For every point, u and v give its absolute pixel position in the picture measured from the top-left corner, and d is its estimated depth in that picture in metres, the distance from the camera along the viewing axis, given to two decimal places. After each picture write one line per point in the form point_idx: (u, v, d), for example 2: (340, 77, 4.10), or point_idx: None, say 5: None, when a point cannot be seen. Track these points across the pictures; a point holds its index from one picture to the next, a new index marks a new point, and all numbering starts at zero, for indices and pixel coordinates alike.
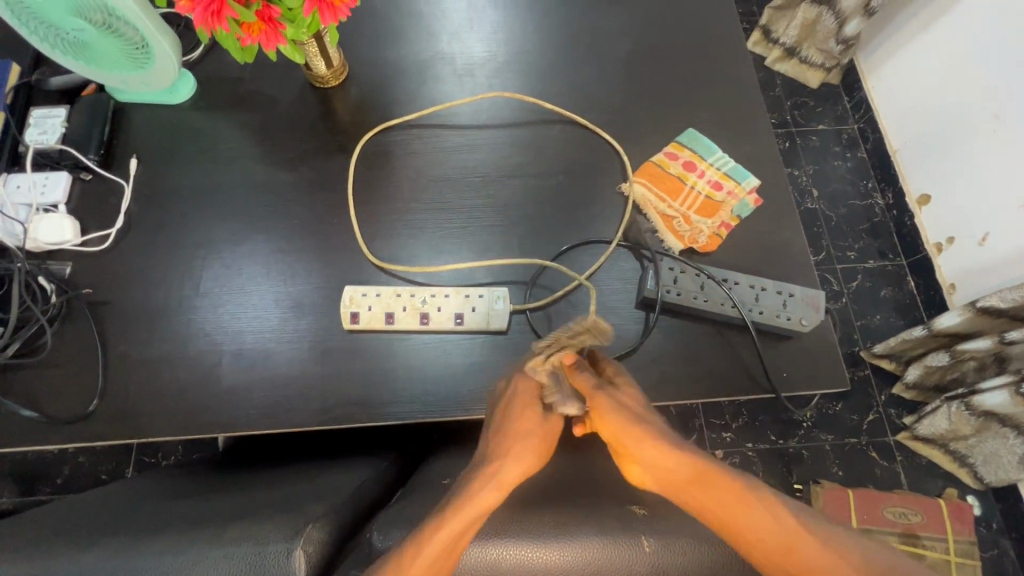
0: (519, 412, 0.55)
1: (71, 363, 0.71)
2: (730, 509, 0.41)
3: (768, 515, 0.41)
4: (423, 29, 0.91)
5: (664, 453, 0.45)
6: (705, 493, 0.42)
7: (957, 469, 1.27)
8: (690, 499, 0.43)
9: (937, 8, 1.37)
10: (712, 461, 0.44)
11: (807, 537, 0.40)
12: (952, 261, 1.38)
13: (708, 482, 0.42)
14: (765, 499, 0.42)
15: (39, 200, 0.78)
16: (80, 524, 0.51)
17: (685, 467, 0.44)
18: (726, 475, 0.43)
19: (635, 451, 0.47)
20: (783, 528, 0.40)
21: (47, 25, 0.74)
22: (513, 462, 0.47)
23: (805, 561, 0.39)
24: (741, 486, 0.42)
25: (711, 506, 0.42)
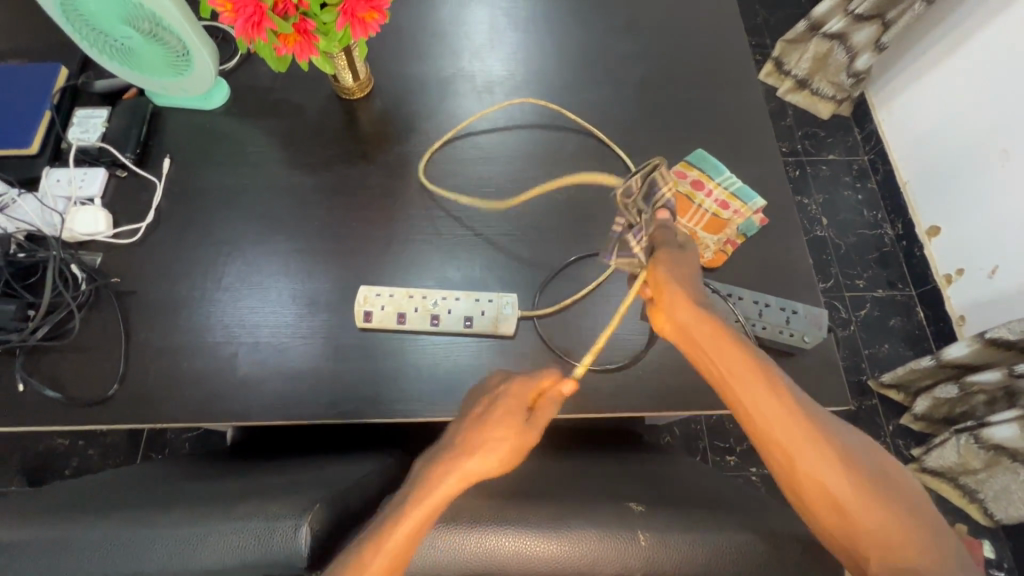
0: (498, 421, 0.49)
1: (95, 349, 0.74)
2: (732, 371, 0.50)
3: (759, 385, 0.49)
4: (446, 48, 0.95)
5: (694, 314, 0.55)
6: (716, 352, 0.52)
7: (967, 504, 1.25)
8: (701, 357, 0.53)
9: (947, 44, 1.40)
10: (731, 329, 0.53)
11: (787, 412, 0.48)
12: (962, 292, 1.38)
13: (721, 345, 0.52)
14: (763, 370, 0.50)
15: (77, 193, 0.82)
16: (96, 499, 0.53)
17: (707, 329, 0.53)
18: (737, 347, 0.51)
19: (669, 306, 0.57)
20: (769, 403, 0.48)
21: (97, 32, 0.79)
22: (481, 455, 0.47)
23: (777, 425, 0.48)
24: (747, 356, 0.51)
25: (716, 364, 0.52)
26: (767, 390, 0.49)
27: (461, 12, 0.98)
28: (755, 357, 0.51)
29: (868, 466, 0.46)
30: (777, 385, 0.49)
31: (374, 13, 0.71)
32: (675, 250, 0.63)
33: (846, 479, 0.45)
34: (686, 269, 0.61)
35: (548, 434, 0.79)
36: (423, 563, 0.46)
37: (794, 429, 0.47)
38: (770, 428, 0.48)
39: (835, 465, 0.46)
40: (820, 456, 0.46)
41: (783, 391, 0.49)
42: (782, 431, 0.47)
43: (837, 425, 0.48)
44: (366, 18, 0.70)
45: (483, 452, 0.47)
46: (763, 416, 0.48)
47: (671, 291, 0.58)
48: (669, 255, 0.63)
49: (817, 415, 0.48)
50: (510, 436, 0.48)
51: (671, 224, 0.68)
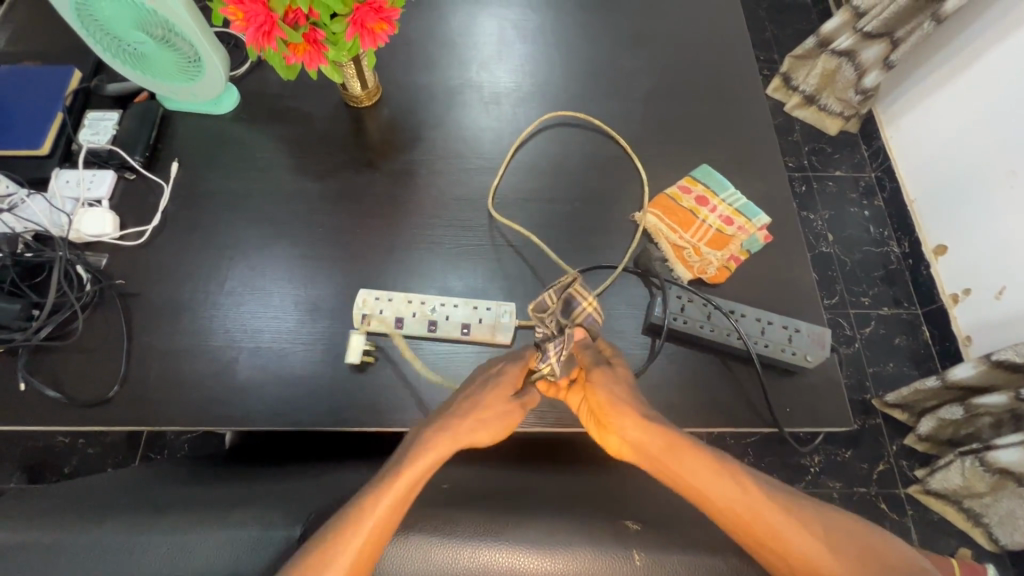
0: (505, 387, 0.59)
1: (97, 349, 0.75)
2: (697, 477, 0.47)
3: (730, 486, 0.46)
4: (454, 58, 0.96)
5: (642, 428, 0.52)
6: (679, 462, 0.48)
7: (971, 529, 1.22)
8: (663, 469, 0.49)
9: (957, 64, 1.40)
10: (681, 434, 0.50)
11: (762, 507, 0.45)
12: (968, 312, 1.37)
13: (679, 453, 0.49)
14: (728, 473, 0.47)
15: (85, 195, 0.83)
16: (90, 502, 0.53)
17: (660, 442, 0.50)
18: (694, 447, 0.49)
19: (618, 424, 0.54)
20: (743, 500, 0.46)
21: (112, 37, 0.80)
22: (499, 416, 0.56)
23: (760, 523, 0.45)
24: (706, 458, 0.48)
25: (679, 475, 0.48)
26: (735, 495, 0.46)
27: (469, 23, 0.99)
28: (714, 458, 0.48)
29: (846, 536, 0.45)
30: (748, 482, 0.47)
31: (383, 24, 0.71)
32: (606, 369, 0.62)
33: (835, 560, 0.44)
34: (620, 379, 0.60)
35: (547, 448, 0.78)
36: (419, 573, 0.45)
37: (775, 522, 0.45)
38: (752, 529, 0.45)
39: (822, 550, 0.44)
40: (807, 543, 0.44)
41: (754, 487, 0.46)
42: (765, 529, 0.44)
43: (805, 500, 0.47)
44: (375, 28, 0.71)
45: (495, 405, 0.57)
46: (743, 523, 0.45)
47: (619, 409, 0.55)
48: (601, 371, 0.61)
49: (789, 497, 0.47)
50: (513, 407, 0.59)
51: (590, 345, 0.67)
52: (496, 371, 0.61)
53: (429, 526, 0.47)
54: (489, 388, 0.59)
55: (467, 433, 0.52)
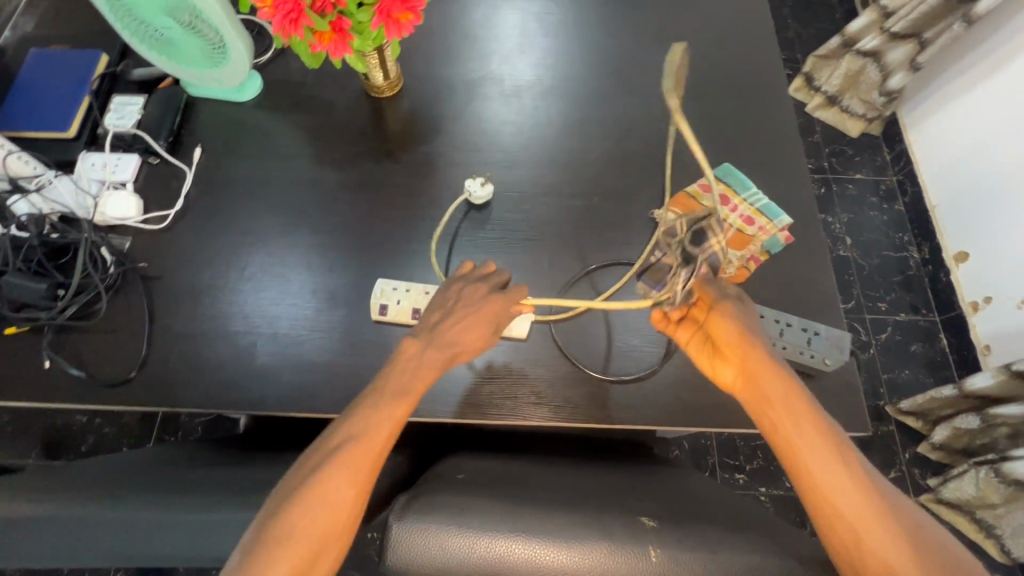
0: (472, 316, 0.65)
1: (119, 330, 0.76)
2: (797, 435, 0.53)
3: (830, 456, 0.51)
4: (475, 50, 0.96)
5: (768, 375, 0.58)
6: (787, 414, 0.55)
7: (983, 540, 1.20)
8: (769, 416, 0.56)
9: (986, 67, 1.37)
10: (805, 399, 0.56)
11: (852, 483, 0.50)
12: (988, 321, 1.34)
13: (792, 408, 0.55)
14: (834, 446, 0.52)
15: (110, 178, 0.84)
16: (114, 480, 0.55)
17: (781, 392, 0.56)
18: (807, 411, 0.54)
19: (744, 359, 0.60)
20: (838, 479, 0.50)
21: (140, 22, 0.81)
22: (461, 334, 0.63)
23: (842, 500, 0.49)
24: (819, 428, 0.53)
25: (783, 426, 0.54)
26: (831, 463, 0.51)
27: (492, 16, 0.99)
28: (826, 428, 0.54)
29: (935, 557, 0.47)
30: (849, 461, 0.51)
31: (408, 14, 0.72)
32: (734, 302, 0.65)
33: (909, 560, 0.46)
34: (746, 315, 0.64)
35: (558, 443, 0.79)
36: (434, 562, 0.45)
37: (858, 503, 0.49)
38: (832, 500, 0.50)
39: (900, 546, 0.47)
40: (883, 536, 0.47)
41: (853, 466, 0.51)
42: (844, 506, 0.49)
43: (903, 506, 0.50)
44: (400, 18, 0.71)
45: (466, 335, 0.64)
46: (826, 481, 0.50)
47: (744, 345, 0.60)
48: (731, 304, 0.64)
49: (884, 494, 0.50)
50: (478, 330, 0.65)
51: (713, 280, 0.67)
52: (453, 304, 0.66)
53: (445, 514, 0.47)
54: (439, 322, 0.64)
55: (418, 369, 0.60)
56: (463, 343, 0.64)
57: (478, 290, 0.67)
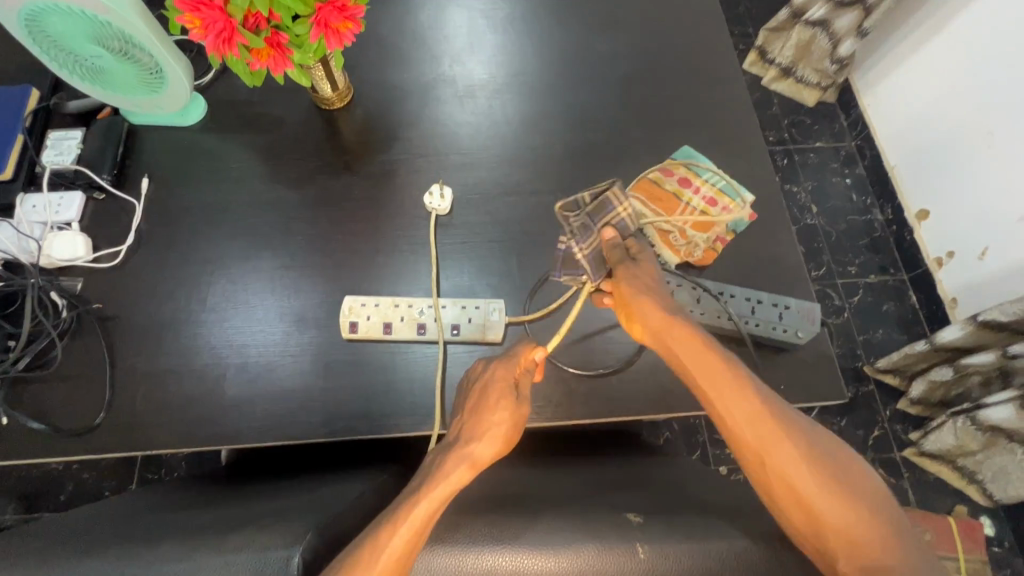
0: (492, 402, 0.55)
1: (79, 376, 0.73)
2: (700, 368, 0.54)
3: (733, 393, 0.51)
4: (425, 52, 0.94)
5: (665, 322, 0.59)
6: (692, 355, 0.55)
7: (966, 486, 1.25)
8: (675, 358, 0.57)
9: (929, 27, 1.40)
10: (703, 335, 0.57)
11: (753, 408, 0.50)
12: (952, 275, 1.38)
13: (694, 346, 0.56)
14: (731, 370, 0.53)
15: (54, 218, 0.80)
16: (83, 535, 0.52)
17: (682, 333, 0.57)
18: (708, 349, 0.55)
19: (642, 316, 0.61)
20: (742, 404, 0.51)
21: (67, 52, 0.77)
22: (485, 443, 0.51)
23: (750, 434, 0.49)
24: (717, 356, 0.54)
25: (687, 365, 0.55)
26: (733, 390, 0.51)
27: (440, 16, 0.97)
28: (725, 360, 0.54)
29: (835, 465, 0.48)
30: (744, 385, 0.52)
31: (348, 23, 0.70)
32: (630, 264, 0.68)
33: (812, 475, 0.47)
34: (647, 280, 0.65)
35: (544, 444, 0.78)
36: None
37: (759, 427, 0.49)
38: (737, 426, 0.50)
39: (798, 460, 0.48)
40: (785, 452, 0.48)
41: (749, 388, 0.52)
42: (747, 430, 0.50)
43: (796, 417, 0.51)
44: (340, 28, 0.69)
45: (488, 445, 0.51)
46: (728, 407, 0.51)
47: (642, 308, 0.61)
48: (630, 277, 0.66)
49: (784, 416, 0.50)
50: (510, 417, 0.54)
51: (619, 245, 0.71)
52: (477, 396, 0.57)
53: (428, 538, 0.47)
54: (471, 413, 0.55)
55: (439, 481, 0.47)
56: (484, 448, 0.51)
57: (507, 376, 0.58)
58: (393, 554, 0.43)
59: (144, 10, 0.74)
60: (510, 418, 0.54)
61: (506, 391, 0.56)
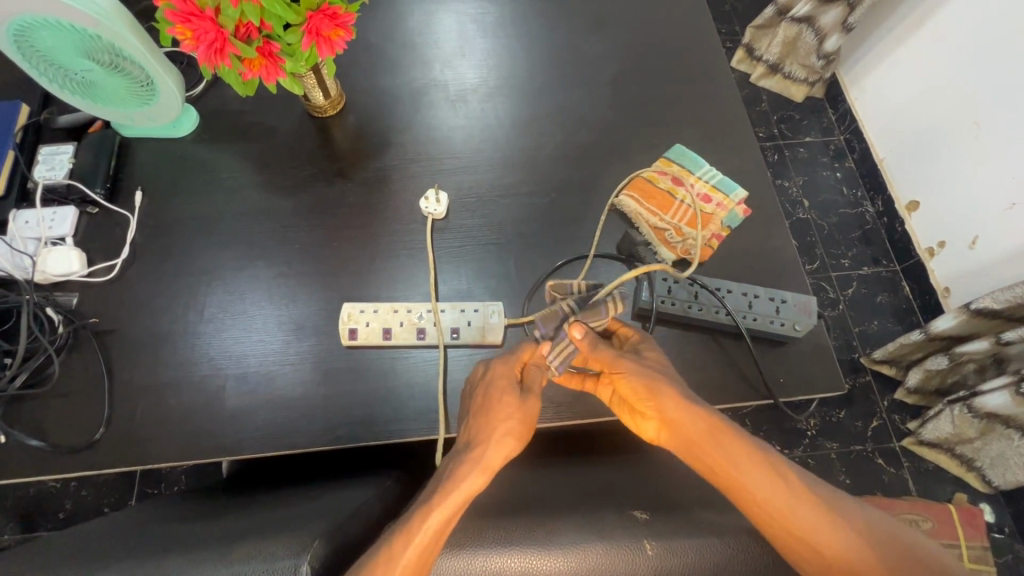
0: (496, 403, 0.57)
1: (77, 392, 0.72)
2: (734, 468, 0.47)
3: (772, 485, 0.46)
4: (416, 58, 0.94)
5: (680, 409, 0.52)
6: (714, 446, 0.49)
7: (965, 473, 1.26)
8: (700, 457, 0.50)
9: (912, 21, 1.42)
10: (722, 417, 0.51)
11: (796, 500, 0.45)
12: (944, 264, 1.39)
13: (715, 438, 0.49)
14: (762, 458, 0.48)
15: (47, 234, 0.80)
16: (85, 550, 0.52)
17: (701, 424, 0.50)
18: (734, 441, 0.49)
19: (658, 406, 0.54)
20: (782, 497, 0.46)
21: (56, 66, 0.76)
22: (496, 445, 0.51)
23: (800, 529, 0.44)
24: (742, 442, 0.49)
25: (710, 460, 0.49)
26: (766, 479, 0.46)
27: (429, 21, 0.97)
28: (752, 446, 0.49)
29: (889, 541, 0.45)
30: (781, 478, 0.47)
31: (339, 31, 0.70)
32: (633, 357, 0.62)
33: (873, 562, 0.43)
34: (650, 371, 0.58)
35: (548, 445, 0.78)
36: None
37: (818, 525, 0.44)
38: (786, 524, 0.45)
39: (866, 557, 0.43)
40: (842, 541, 0.44)
41: (783, 475, 0.47)
42: (796, 526, 0.45)
43: (852, 508, 0.46)
44: (331, 36, 0.70)
45: (501, 447, 0.51)
46: (768, 499, 0.46)
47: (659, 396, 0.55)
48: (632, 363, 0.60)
49: (826, 499, 0.46)
50: (517, 416, 0.55)
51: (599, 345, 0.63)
52: (480, 401, 0.59)
53: None
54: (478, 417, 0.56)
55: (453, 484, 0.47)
56: (495, 450, 0.50)
57: (507, 374, 0.61)
58: (409, 562, 0.43)
59: (132, 20, 0.74)
60: (518, 415, 0.55)
61: (510, 390, 0.58)
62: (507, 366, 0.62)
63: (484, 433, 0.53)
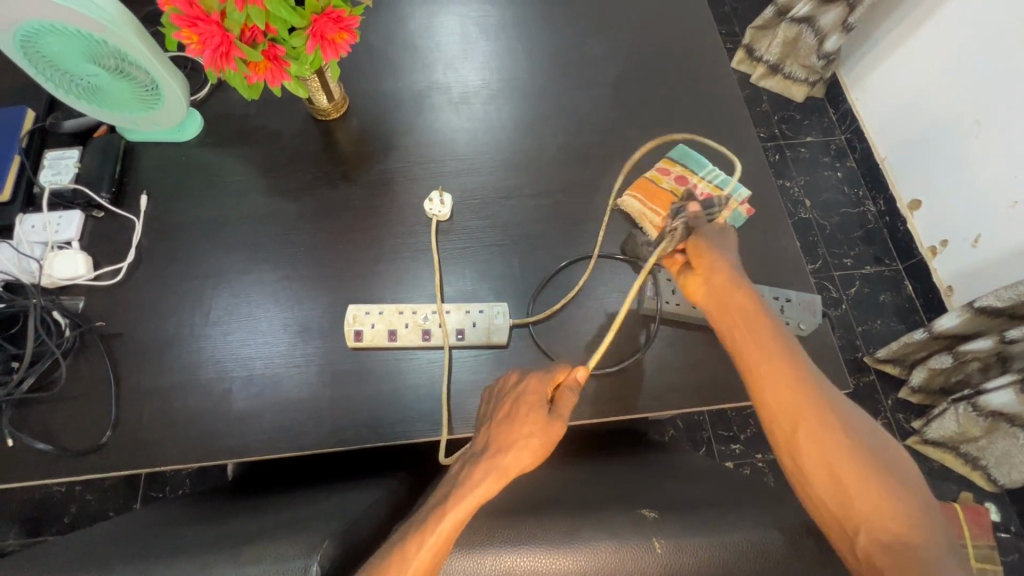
0: (520, 412, 0.54)
1: (84, 395, 0.73)
2: (753, 335, 0.56)
3: (780, 363, 0.53)
4: (419, 61, 0.95)
5: (724, 282, 0.60)
6: (741, 320, 0.57)
7: (970, 472, 1.25)
8: (727, 324, 0.58)
9: (913, 21, 1.42)
10: (757, 302, 0.58)
11: (795, 381, 0.52)
12: (947, 263, 1.39)
13: (746, 315, 0.57)
14: (781, 338, 0.55)
15: (53, 238, 0.80)
16: (92, 554, 0.52)
17: (739, 295, 0.59)
18: (762, 321, 0.56)
19: (706, 272, 0.62)
20: (785, 371, 0.52)
21: (63, 72, 0.77)
22: (512, 457, 0.50)
23: (785, 403, 0.51)
24: (768, 324, 0.56)
25: (737, 325, 0.57)
26: (777, 360, 0.53)
27: (431, 24, 0.98)
28: (778, 333, 0.55)
29: (869, 440, 0.48)
30: (789, 354, 0.54)
31: (343, 34, 0.70)
32: (713, 233, 0.65)
33: (844, 447, 0.48)
34: (724, 247, 0.64)
35: (553, 446, 0.78)
36: None
37: (808, 406, 0.50)
38: (775, 394, 0.52)
39: (840, 442, 0.48)
40: (823, 425, 0.49)
41: (797, 358, 0.53)
42: (782, 400, 0.51)
43: (846, 403, 0.51)
44: (336, 39, 0.70)
45: (513, 458, 0.50)
46: (771, 370, 0.53)
47: (708, 262, 0.63)
48: (706, 235, 0.65)
49: (827, 390, 0.51)
50: (539, 432, 0.52)
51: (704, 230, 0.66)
52: (506, 405, 0.56)
53: None
54: (499, 424, 0.54)
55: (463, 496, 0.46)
56: (508, 465, 0.49)
57: (535, 386, 0.56)
58: (416, 568, 0.43)
59: (137, 26, 0.74)
60: (538, 431, 0.52)
61: (536, 402, 0.54)
62: (539, 378, 0.56)
63: (501, 441, 0.51)
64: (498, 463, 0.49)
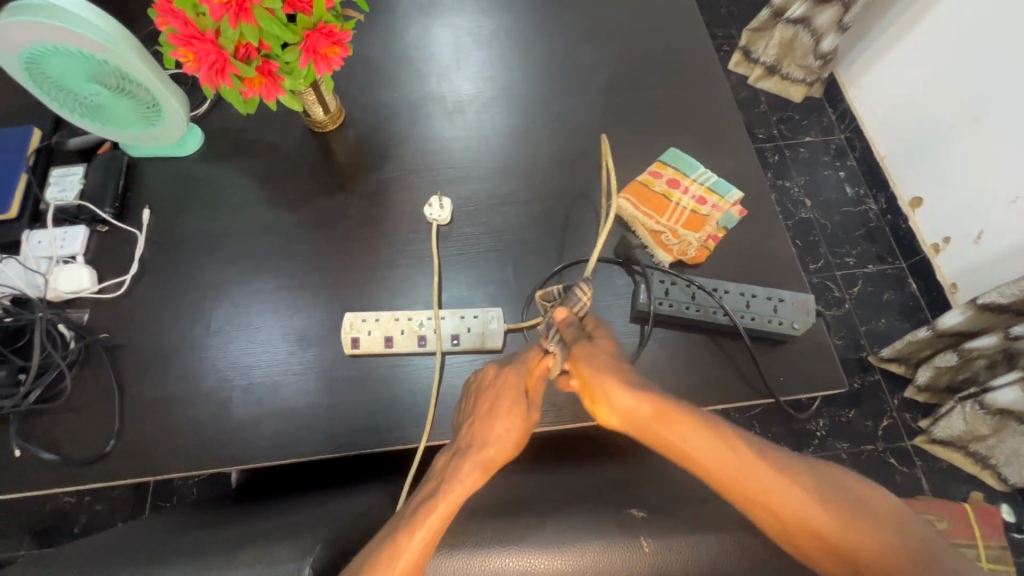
0: (498, 409, 0.58)
1: (89, 405, 0.74)
2: (676, 436, 0.48)
3: (721, 446, 0.47)
4: (414, 72, 0.96)
5: (628, 394, 0.52)
6: (670, 422, 0.49)
7: (980, 472, 1.24)
8: (652, 434, 0.50)
9: (908, 19, 1.42)
10: (666, 399, 0.51)
11: (750, 460, 0.46)
12: (950, 260, 1.38)
13: (668, 417, 0.49)
14: (711, 425, 0.48)
15: (59, 253, 0.82)
16: (94, 560, 0.53)
17: (649, 403, 0.51)
18: (682, 414, 0.49)
19: (605, 394, 0.54)
20: (732, 457, 0.46)
21: (68, 92, 0.79)
22: (498, 448, 0.54)
23: (753, 485, 0.45)
24: (693, 417, 0.49)
25: (665, 434, 0.49)
26: (722, 447, 0.47)
27: (425, 36, 0.99)
28: (699, 417, 0.49)
29: (841, 494, 0.45)
30: (723, 435, 0.48)
31: (335, 48, 0.72)
32: (588, 342, 0.62)
33: (825, 511, 0.43)
34: (605, 356, 0.59)
35: (550, 449, 0.79)
36: None
37: (772, 483, 0.45)
38: (741, 484, 0.45)
39: (821, 507, 0.44)
40: (795, 496, 0.44)
41: (740, 441, 0.47)
42: (752, 483, 0.45)
43: (803, 462, 0.47)
44: (328, 53, 0.72)
45: (499, 438, 0.55)
46: (723, 465, 0.46)
47: (601, 381, 0.55)
48: (584, 349, 0.60)
49: (777, 459, 0.46)
50: (514, 423, 0.57)
51: (588, 346, 0.60)
52: (480, 403, 0.60)
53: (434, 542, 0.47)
54: (471, 423, 0.57)
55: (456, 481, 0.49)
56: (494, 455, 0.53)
57: (507, 378, 0.61)
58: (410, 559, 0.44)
59: (138, 46, 0.77)
60: (513, 422, 0.57)
61: (513, 394, 0.59)
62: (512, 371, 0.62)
63: (478, 436, 0.55)
64: (483, 455, 0.53)
